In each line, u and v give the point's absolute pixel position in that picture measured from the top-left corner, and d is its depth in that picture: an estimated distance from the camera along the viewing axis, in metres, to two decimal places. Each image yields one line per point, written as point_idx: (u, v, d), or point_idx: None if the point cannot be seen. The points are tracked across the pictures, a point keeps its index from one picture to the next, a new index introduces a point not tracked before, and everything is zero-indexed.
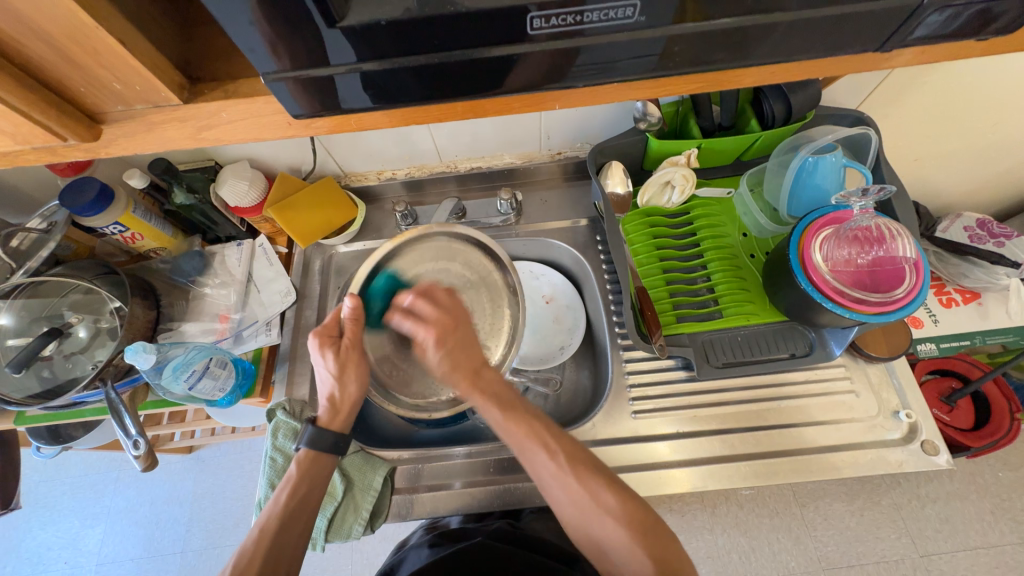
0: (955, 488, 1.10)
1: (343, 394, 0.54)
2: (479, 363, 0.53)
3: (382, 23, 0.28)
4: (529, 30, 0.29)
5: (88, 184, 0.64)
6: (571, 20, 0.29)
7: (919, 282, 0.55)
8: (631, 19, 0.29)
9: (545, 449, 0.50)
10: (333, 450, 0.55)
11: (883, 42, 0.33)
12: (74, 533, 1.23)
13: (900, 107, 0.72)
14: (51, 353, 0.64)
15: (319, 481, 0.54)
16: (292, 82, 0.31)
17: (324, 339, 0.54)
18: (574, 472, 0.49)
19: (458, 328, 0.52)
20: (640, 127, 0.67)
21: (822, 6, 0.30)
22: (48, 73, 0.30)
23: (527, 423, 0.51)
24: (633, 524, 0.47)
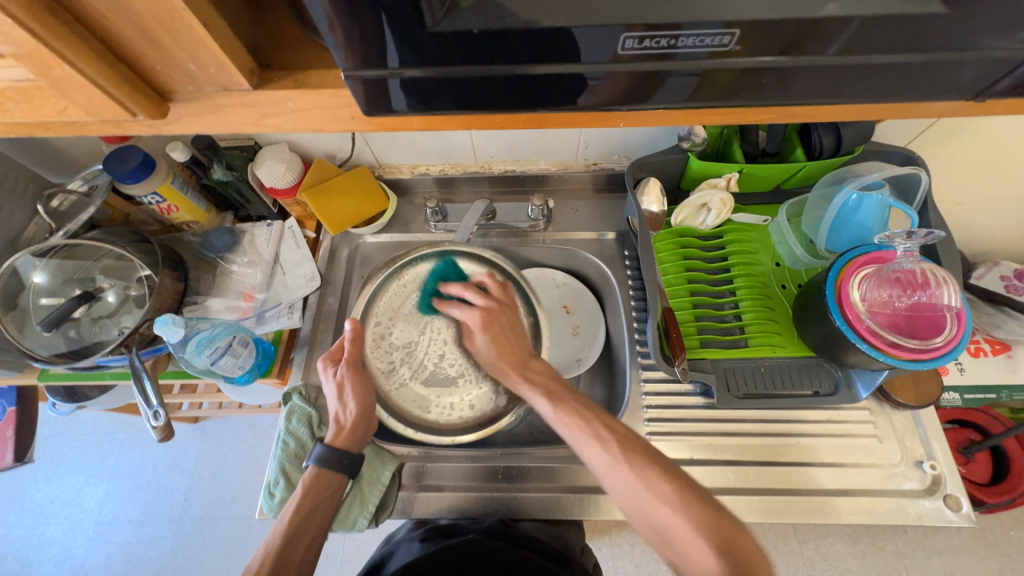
0: (963, 542, 1.07)
1: (346, 410, 0.58)
2: (527, 355, 0.61)
3: (474, 32, 0.28)
4: (618, 50, 0.29)
5: (131, 152, 0.65)
6: (663, 43, 0.29)
7: (960, 332, 0.53)
8: (726, 47, 0.29)
9: (598, 440, 0.51)
10: (338, 467, 0.56)
11: (977, 93, 0.31)
12: (76, 489, 1.26)
13: (952, 149, 0.70)
14: (80, 315, 0.66)
15: (325, 499, 0.55)
16: (376, 82, 0.31)
17: (330, 360, 0.60)
18: (627, 461, 0.48)
19: (506, 313, 0.62)
20: (684, 147, 0.68)
21: (918, 53, 0.29)
22: (128, 51, 0.30)
23: (579, 413, 0.53)
24: (696, 514, 0.44)
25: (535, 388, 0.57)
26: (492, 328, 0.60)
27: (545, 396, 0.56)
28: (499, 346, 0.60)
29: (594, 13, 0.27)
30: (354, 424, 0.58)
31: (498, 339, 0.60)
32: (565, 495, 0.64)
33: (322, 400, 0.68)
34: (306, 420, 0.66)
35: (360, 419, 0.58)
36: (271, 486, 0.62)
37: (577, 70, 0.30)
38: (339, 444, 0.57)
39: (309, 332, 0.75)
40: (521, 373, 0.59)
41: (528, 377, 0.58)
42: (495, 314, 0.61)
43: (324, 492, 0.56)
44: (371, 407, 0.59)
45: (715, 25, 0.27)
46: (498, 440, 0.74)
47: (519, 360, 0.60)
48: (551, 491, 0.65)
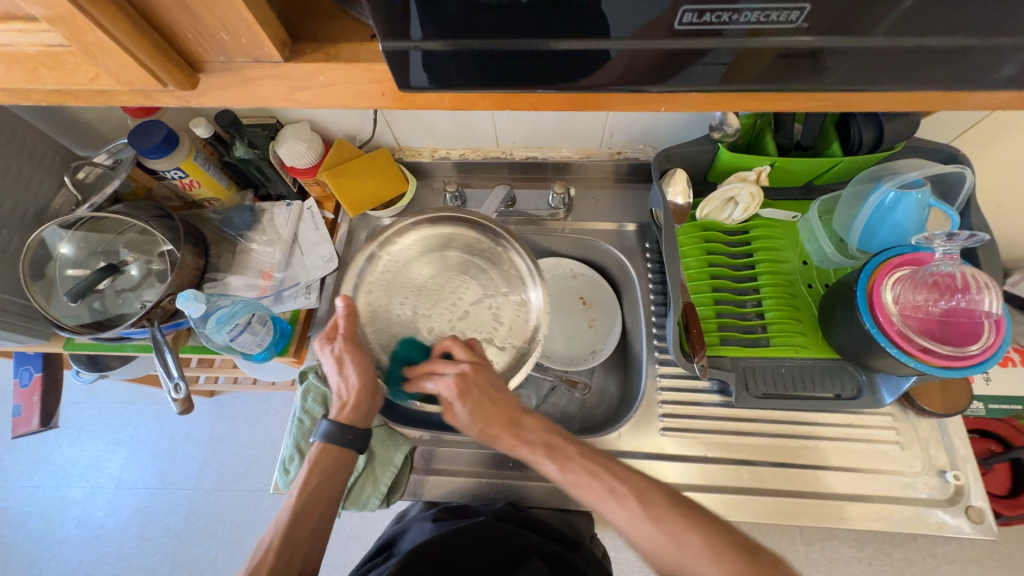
0: (974, 552, 1.05)
1: (348, 384, 0.56)
2: (519, 413, 0.55)
3: (522, 3, 0.26)
4: (675, 25, 0.27)
5: (156, 127, 0.65)
6: (723, 18, 0.27)
7: (997, 340, 0.51)
8: (792, 24, 0.27)
9: (613, 495, 0.49)
10: (345, 443, 0.56)
11: None
12: (97, 455, 1.30)
13: (998, 148, 0.67)
14: (104, 288, 0.67)
15: (335, 472, 0.55)
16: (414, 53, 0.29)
17: (325, 339, 0.57)
18: (650, 515, 0.47)
19: (485, 373, 0.55)
20: (715, 137, 0.65)
21: (996, 36, 0.27)
22: (161, 18, 0.29)
23: (588, 470, 0.51)
24: (725, 562, 0.43)
25: (534, 449, 0.54)
26: (470, 397, 0.54)
27: (546, 454, 0.53)
28: (482, 414, 0.54)
29: None
30: (358, 397, 0.56)
31: (480, 405, 0.54)
32: (574, 486, 0.64)
33: None
34: (321, 399, 0.66)
35: (362, 392, 0.56)
36: (286, 462, 0.63)
37: (626, 46, 0.29)
38: (344, 420, 0.56)
39: (326, 312, 0.76)
40: (515, 435, 0.54)
41: (523, 440, 0.54)
42: (471, 380, 0.54)
43: (333, 464, 0.56)
44: (374, 378, 0.57)
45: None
46: None
47: (509, 420, 0.55)
48: (562, 482, 0.65)
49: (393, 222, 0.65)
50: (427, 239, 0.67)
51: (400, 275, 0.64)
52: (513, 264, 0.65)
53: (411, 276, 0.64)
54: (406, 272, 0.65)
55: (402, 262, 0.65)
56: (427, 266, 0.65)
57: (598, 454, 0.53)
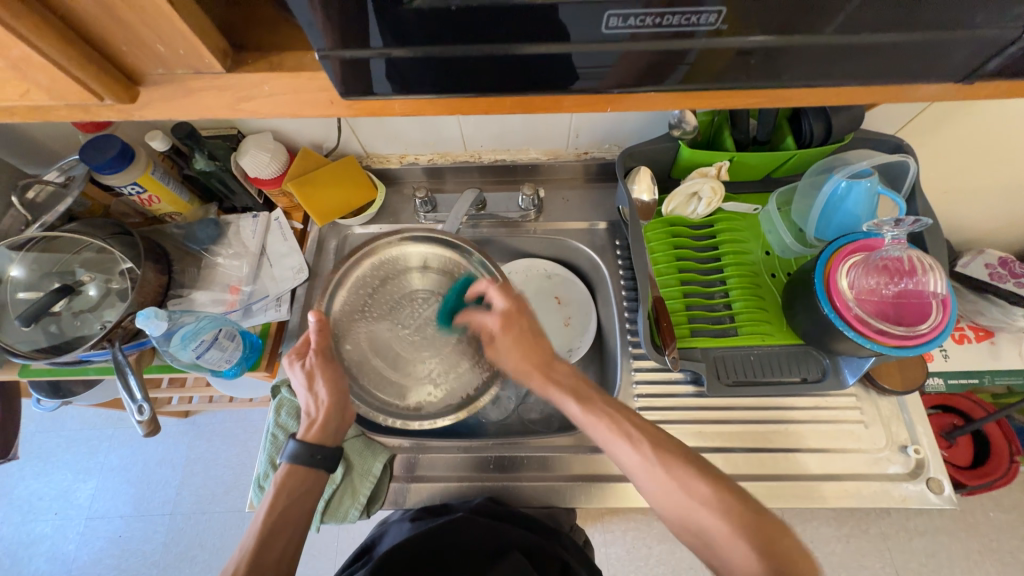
0: (944, 523, 1.10)
1: (317, 400, 0.56)
2: (550, 357, 0.58)
3: (451, 10, 0.27)
4: (602, 27, 0.28)
5: (110, 141, 0.63)
6: (648, 21, 0.28)
7: (944, 319, 0.54)
8: (712, 26, 0.28)
9: (629, 440, 0.50)
10: (311, 462, 0.54)
11: (967, 73, 0.31)
12: (66, 485, 1.25)
13: (939, 137, 0.70)
14: (60, 310, 0.64)
15: (302, 496, 0.53)
16: (351, 62, 0.30)
17: (294, 355, 0.58)
18: (662, 462, 0.48)
19: (526, 317, 0.60)
20: (674, 135, 0.67)
21: (912, 30, 0.28)
22: (91, 30, 0.29)
23: (609, 416, 0.52)
24: (733, 514, 0.44)
25: (562, 389, 0.56)
26: (513, 331, 0.59)
27: (573, 398, 0.54)
28: (521, 348, 0.59)
29: None
30: (327, 416, 0.55)
31: (520, 340, 0.59)
32: (558, 483, 0.65)
33: None
34: (295, 413, 0.65)
35: (330, 408, 0.56)
36: (261, 480, 0.62)
37: (564, 48, 0.29)
38: (312, 438, 0.55)
39: (298, 324, 0.74)
40: (545, 375, 0.57)
41: (551, 379, 0.56)
42: (514, 317, 0.60)
43: (300, 487, 0.53)
44: (343, 396, 0.57)
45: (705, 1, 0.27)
46: (489, 430, 0.74)
47: (542, 361, 0.58)
48: (542, 481, 0.65)
49: (362, 238, 0.65)
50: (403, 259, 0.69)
51: (372, 295, 0.66)
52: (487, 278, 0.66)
53: (386, 293, 0.67)
54: (377, 290, 0.67)
55: (377, 278, 0.67)
56: (404, 282, 0.68)
57: (620, 404, 0.53)
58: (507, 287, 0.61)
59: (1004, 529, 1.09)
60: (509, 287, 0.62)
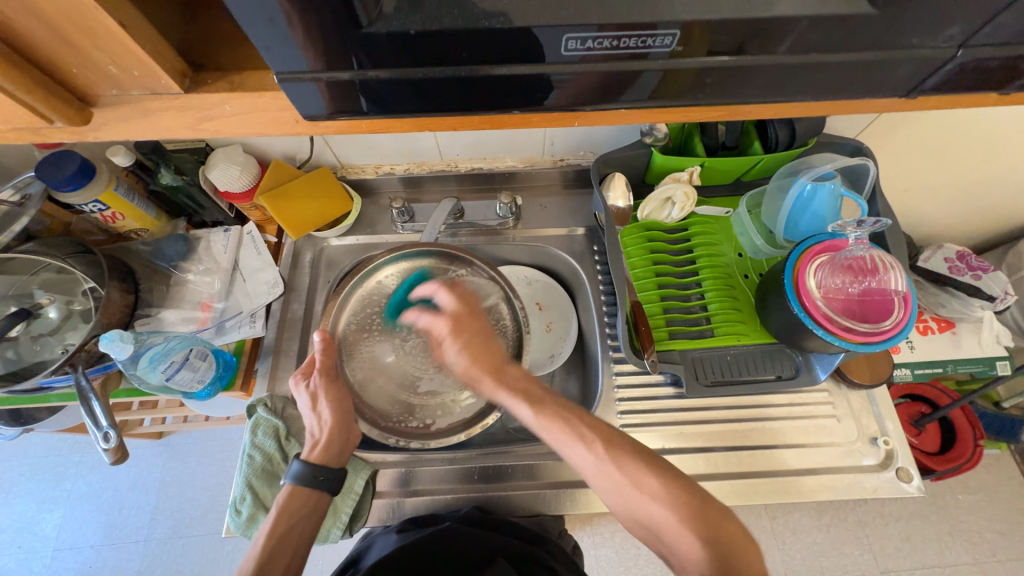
0: (917, 507, 1.14)
1: (321, 421, 0.56)
2: (502, 362, 0.57)
3: (411, 34, 0.27)
4: (562, 51, 0.29)
5: (67, 158, 0.60)
6: (606, 44, 0.28)
7: (906, 315, 0.56)
8: (669, 48, 0.29)
9: (581, 440, 0.49)
10: (313, 483, 0.54)
11: (911, 89, 0.32)
12: (30, 516, 1.18)
13: (897, 140, 0.73)
14: (17, 334, 0.61)
15: (305, 517, 0.52)
16: (313, 83, 0.29)
17: (300, 374, 0.58)
18: (614, 460, 0.48)
19: (477, 319, 0.59)
20: (646, 142, 0.68)
21: (858, 51, 0.29)
22: (39, 53, 0.28)
23: (560, 417, 0.51)
24: (679, 504, 0.45)
25: (512, 394, 0.54)
26: (462, 334, 0.58)
27: (523, 399, 0.54)
28: (473, 352, 0.57)
29: (538, 13, 0.27)
30: (332, 434, 0.56)
31: (471, 345, 0.57)
32: (543, 491, 0.65)
33: (288, 411, 0.66)
34: (273, 432, 0.64)
35: (334, 429, 0.56)
36: (238, 503, 0.60)
37: (529, 70, 0.30)
38: (316, 459, 0.55)
39: (273, 340, 0.72)
40: (496, 380, 0.56)
41: (504, 382, 0.55)
42: (463, 318, 0.59)
43: (301, 510, 0.53)
44: (347, 414, 0.57)
45: (660, 24, 0.27)
46: (474, 440, 0.74)
47: (494, 366, 0.57)
48: (528, 490, 0.65)
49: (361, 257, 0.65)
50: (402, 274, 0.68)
51: (376, 313, 0.66)
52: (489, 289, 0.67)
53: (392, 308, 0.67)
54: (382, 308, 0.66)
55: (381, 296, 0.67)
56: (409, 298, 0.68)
57: (572, 405, 0.53)
58: (440, 288, 0.61)
59: (973, 511, 1.14)
60: (455, 290, 0.61)
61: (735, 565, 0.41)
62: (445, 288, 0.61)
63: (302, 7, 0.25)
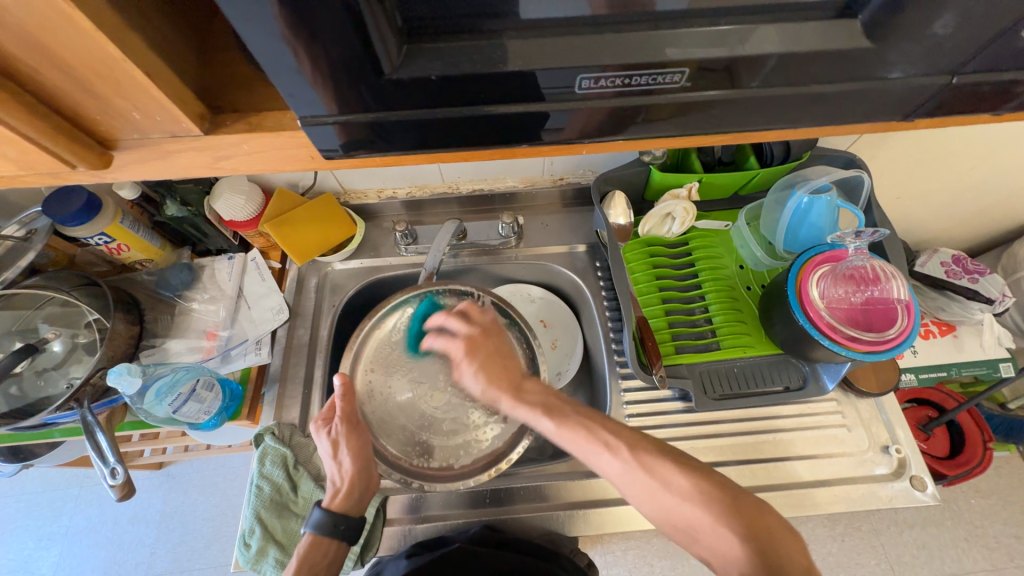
0: (930, 514, 1.12)
1: (341, 470, 0.56)
2: (521, 379, 0.57)
3: (431, 78, 0.28)
4: (575, 90, 0.30)
5: (75, 192, 0.60)
6: (617, 82, 0.29)
7: (910, 323, 0.56)
8: (677, 84, 0.30)
9: (607, 448, 0.49)
10: (333, 533, 0.53)
11: (908, 114, 0.33)
12: (26, 555, 1.15)
13: (889, 150, 0.75)
14: (22, 370, 0.61)
15: (325, 567, 0.53)
16: (330, 124, 0.30)
17: (321, 420, 0.59)
18: (642, 465, 0.47)
19: (493, 336, 0.61)
20: (645, 160, 0.69)
21: (858, 81, 0.30)
22: (63, 101, 0.29)
23: (583, 426, 0.51)
24: (715, 504, 0.44)
25: (533, 409, 0.54)
26: (477, 356, 0.59)
27: (545, 412, 0.53)
28: (490, 369, 0.58)
29: (548, 54, 0.28)
30: (354, 484, 0.56)
31: (487, 364, 0.59)
32: (555, 512, 0.64)
33: (297, 439, 0.65)
34: (280, 462, 0.63)
35: (356, 476, 0.56)
36: (246, 536, 0.59)
37: (542, 108, 0.31)
38: (337, 508, 0.55)
39: (279, 367, 0.71)
40: (515, 396, 0.56)
41: (523, 399, 0.55)
42: (478, 340, 0.60)
43: (321, 559, 0.53)
44: (367, 463, 0.58)
45: (667, 62, 0.28)
46: None
47: (512, 383, 0.57)
48: (540, 511, 0.64)
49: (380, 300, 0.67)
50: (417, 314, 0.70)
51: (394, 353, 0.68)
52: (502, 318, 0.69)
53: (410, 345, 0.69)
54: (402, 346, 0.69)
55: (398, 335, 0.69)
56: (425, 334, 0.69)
57: (594, 413, 0.52)
58: (463, 309, 0.63)
59: (986, 514, 1.13)
60: (472, 315, 0.62)
61: (779, 566, 0.40)
62: (457, 313, 0.63)
63: (324, 55, 0.26)
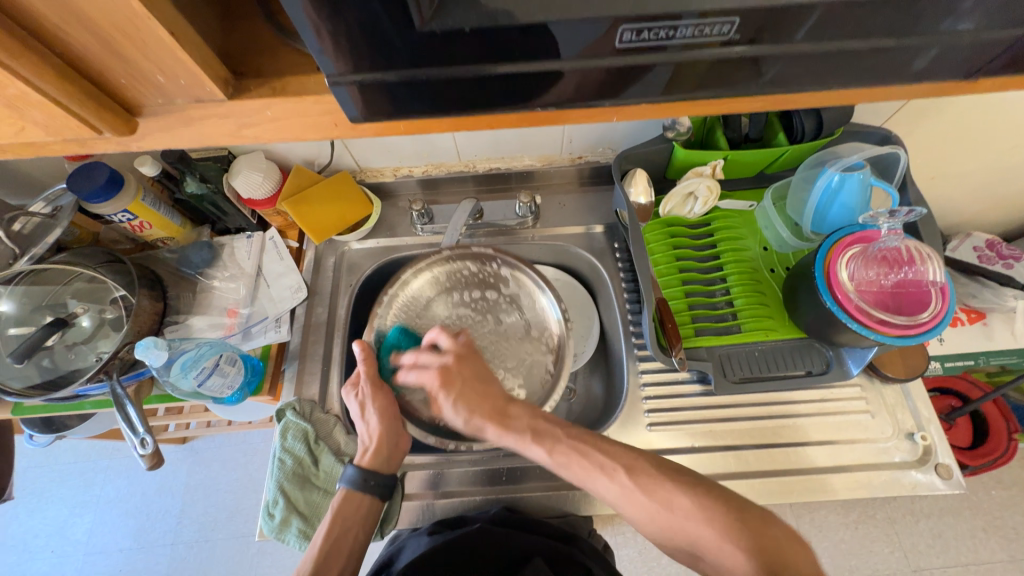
0: (949, 504, 1.11)
1: (370, 429, 0.59)
2: (505, 404, 0.56)
3: (466, 31, 0.27)
4: (616, 43, 0.28)
5: (98, 169, 0.61)
6: (661, 34, 0.28)
7: (945, 307, 0.54)
8: (725, 36, 0.28)
9: (602, 472, 0.50)
10: (364, 488, 0.57)
11: (973, 71, 0.31)
12: (61, 522, 1.21)
13: (928, 126, 0.71)
14: (53, 343, 0.63)
15: (354, 523, 0.57)
16: (360, 84, 0.29)
17: (349, 383, 0.62)
18: (640, 487, 0.48)
19: (469, 362, 0.58)
20: (668, 136, 0.67)
21: (921, 33, 0.28)
22: (88, 63, 0.29)
23: (577, 450, 0.51)
24: (720, 517, 0.44)
25: (522, 436, 0.53)
26: (453, 387, 0.56)
27: (535, 439, 0.53)
28: (467, 403, 0.55)
29: (587, 6, 0.26)
30: (381, 442, 0.59)
31: (465, 392, 0.56)
32: (570, 491, 0.64)
33: (318, 414, 0.67)
34: (303, 436, 0.64)
35: (383, 435, 0.59)
36: (271, 506, 0.61)
37: (579, 63, 0.29)
38: (368, 464, 0.58)
39: (299, 345, 0.72)
40: (502, 425, 0.54)
41: (510, 428, 0.54)
42: (451, 369, 0.56)
43: (355, 513, 0.57)
44: (393, 421, 0.60)
45: (713, 13, 0.27)
46: None
47: (496, 409, 0.55)
48: (558, 489, 0.64)
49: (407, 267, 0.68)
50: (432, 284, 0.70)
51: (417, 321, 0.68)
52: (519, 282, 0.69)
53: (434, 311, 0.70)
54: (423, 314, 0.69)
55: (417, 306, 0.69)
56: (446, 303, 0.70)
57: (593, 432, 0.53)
58: (439, 332, 0.60)
59: (1007, 506, 1.11)
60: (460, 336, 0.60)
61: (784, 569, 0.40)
62: (446, 333, 0.60)
63: (357, 7, 0.25)
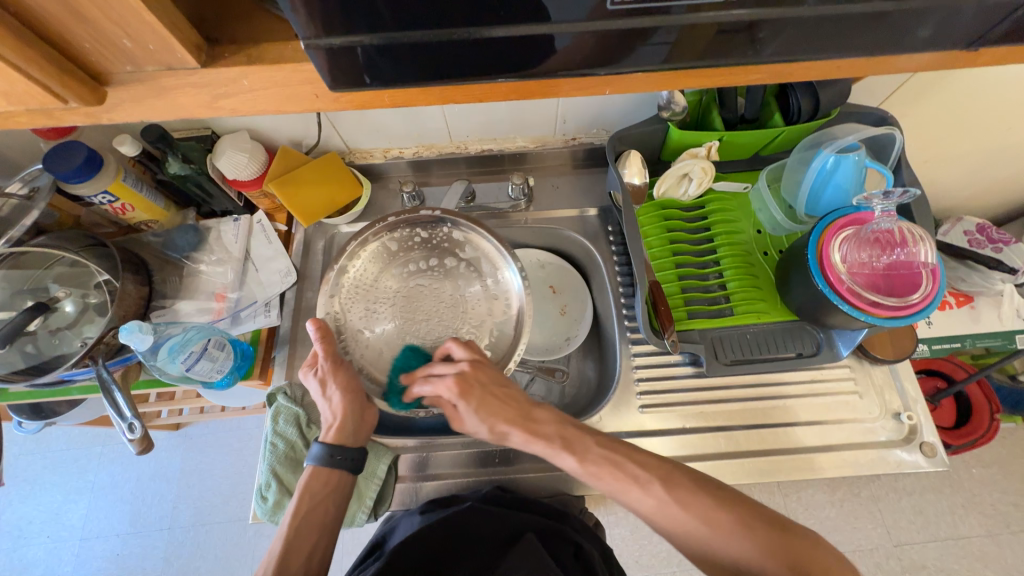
0: (931, 482, 1.14)
1: (331, 405, 0.58)
2: (531, 407, 0.58)
3: None
4: (609, 4, 0.27)
5: (75, 148, 0.59)
6: None
7: (934, 288, 0.54)
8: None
9: (637, 483, 0.51)
10: (331, 464, 0.56)
11: (974, 39, 0.30)
12: (55, 508, 1.21)
13: (924, 106, 0.70)
14: (35, 329, 0.61)
15: (325, 499, 0.56)
16: (340, 47, 0.28)
17: (308, 364, 0.60)
18: (676, 499, 0.49)
19: (484, 369, 0.58)
20: (664, 116, 0.66)
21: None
22: (49, 27, 0.27)
23: (609, 460, 0.53)
24: (756, 534, 0.46)
25: (551, 443, 0.55)
26: (473, 395, 0.57)
27: (563, 448, 0.55)
28: (490, 409, 0.57)
29: None
30: (344, 416, 0.57)
31: (484, 399, 0.57)
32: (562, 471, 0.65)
33: (308, 398, 0.66)
34: (293, 420, 0.64)
35: (347, 410, 0.57)
36: (262, 489, 0.61)
37: (570, 27, 0.28)
38: (333, 440, 0.57)
39: (289, 329, 0.72)
40: (530, 429, 0.56)
41: (538, 433, 0.56)
42: (471, 377, 0.57)
43: (323, 489, 0.56)
44: (355, 396, 0.58)
45: None
46: None
47: (521, 412, 0.57)
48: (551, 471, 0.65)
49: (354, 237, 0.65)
50: (383, 252, 0.67)
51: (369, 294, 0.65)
52: (477, 245, 0.67)
53: (386, 281, 0.67)
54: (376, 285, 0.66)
55: (367, 276, 0.66)
56: (398, 271, 0.67)
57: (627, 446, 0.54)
58: (451, 342, 0.60)
59: (986, 483, 1.14)
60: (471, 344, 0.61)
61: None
62: (459, 342, 0.61)
63: None
